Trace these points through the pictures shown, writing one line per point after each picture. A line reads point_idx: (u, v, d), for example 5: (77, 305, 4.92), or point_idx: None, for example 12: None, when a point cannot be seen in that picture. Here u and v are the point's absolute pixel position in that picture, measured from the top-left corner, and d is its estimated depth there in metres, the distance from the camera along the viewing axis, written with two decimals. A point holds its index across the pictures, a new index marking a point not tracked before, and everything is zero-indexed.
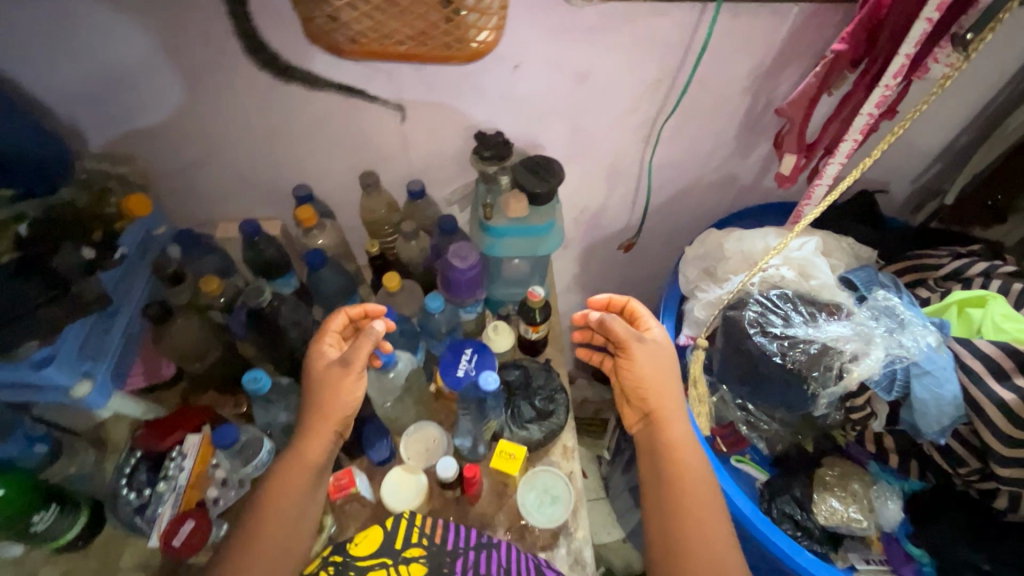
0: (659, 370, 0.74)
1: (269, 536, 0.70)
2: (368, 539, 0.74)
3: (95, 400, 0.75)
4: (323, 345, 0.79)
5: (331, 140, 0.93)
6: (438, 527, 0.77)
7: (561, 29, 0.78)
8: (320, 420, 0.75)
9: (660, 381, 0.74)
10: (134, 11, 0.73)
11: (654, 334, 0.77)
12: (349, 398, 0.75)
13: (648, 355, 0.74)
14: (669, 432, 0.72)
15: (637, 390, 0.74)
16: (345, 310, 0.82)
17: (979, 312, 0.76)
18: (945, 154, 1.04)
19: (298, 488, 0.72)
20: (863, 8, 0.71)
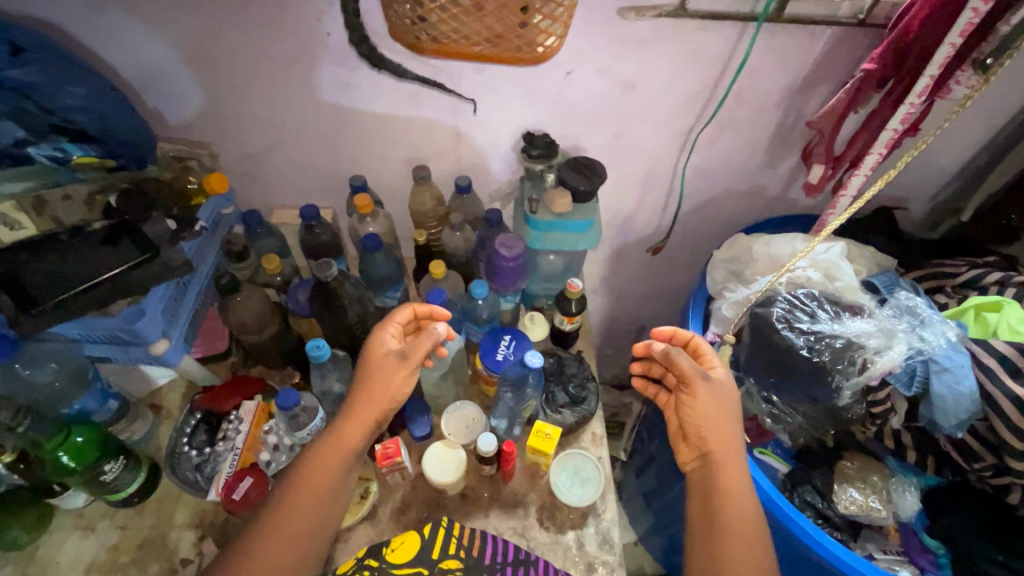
0: (723, 413, 0.77)
1: (293, 519, 0.73)
2: (405, 546, 0.75)
3: (171, 357, 0.81)
4: (383, 335, 0.83)
5: (390, 135, 1.00)
6: (476, 539, 0.78)
7: (614, 41, 0.85)
8: (364, 410, 0.78)
9: (722, 425, 0.77)
10: (228, 9, 0.81)
11: (718, 373, 0.81)
12: (397, 389, 0.80)
13: (710, 393, 0.78)
14: (731, 478, 0.75)
15: (695, 424, 0.78)
16: (412, 306, 0.87)
17: (995, 316, 0.81)
18: (963, 174, 1.10)
19: (331, 480, 0.76)
20: (892, 32, 0.78)
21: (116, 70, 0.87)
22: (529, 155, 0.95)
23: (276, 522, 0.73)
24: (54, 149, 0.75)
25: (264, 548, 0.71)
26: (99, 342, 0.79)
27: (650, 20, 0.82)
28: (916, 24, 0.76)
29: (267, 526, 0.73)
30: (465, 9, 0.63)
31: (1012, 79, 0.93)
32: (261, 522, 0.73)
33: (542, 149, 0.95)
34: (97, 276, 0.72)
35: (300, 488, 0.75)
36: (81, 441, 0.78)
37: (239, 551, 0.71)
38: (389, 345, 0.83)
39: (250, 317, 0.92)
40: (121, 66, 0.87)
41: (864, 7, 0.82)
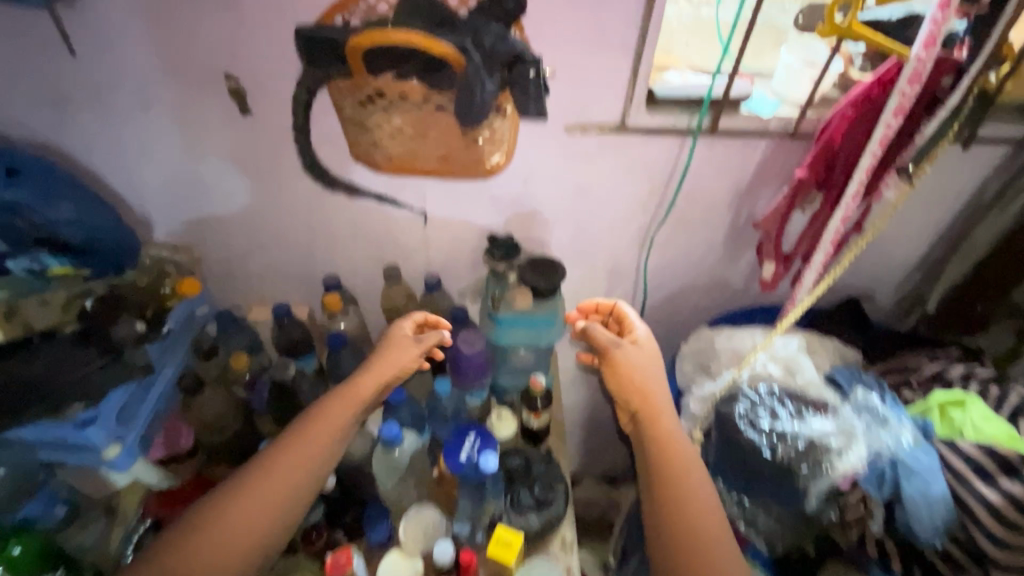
0: (642, 369, 0.82)
1: (310, 448, 0.76)
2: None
3: (121, 462, 0.81)
4: (401, 322, 0.92)
5: (361, 236, 1.06)
6: None
7: (564, 154, 0.92)
8: (380, 367, 0.85)
9: (644, 378, 0.81)
10: (212, 133, 0.90)
11: (637, 335, 0.87)
12: (408, 362, 0.88)
13: (632, 354, 0.83)
14: (665, 427, 0.77)
15: (631, 383, 0.81)
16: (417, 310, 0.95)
17: (960, 414, 0.79)
18: (922, 265, 1.13)
19: (342, 424, 0.80)
20: (819, 142, 0.84)
21: (110, 185, 0.96)
22: (492, 257, 1.00)
23: (284, 453, 0.76)
24: (32, 261, 0.83)
25: (273, 474, 0.74)
26: (49, 444, 0.79)
27: (596, 135, 0.90)
28: (838, 136, 0.82)
29: (273, 459, 0.75)
30: None
31: (948, 180, 0.98)
32: (268, 454, 0.76)
33: (508, 246, 1.00)
34: (73, 378, 0.75)
35: (315, 429, 0.78)
36: (15, 552, 0.77)
37: (247, 478, 0.74)
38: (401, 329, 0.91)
39: (211, 415, 0.93)
40: (114, 180, 0.95)
41: (791, 121, 0.89)
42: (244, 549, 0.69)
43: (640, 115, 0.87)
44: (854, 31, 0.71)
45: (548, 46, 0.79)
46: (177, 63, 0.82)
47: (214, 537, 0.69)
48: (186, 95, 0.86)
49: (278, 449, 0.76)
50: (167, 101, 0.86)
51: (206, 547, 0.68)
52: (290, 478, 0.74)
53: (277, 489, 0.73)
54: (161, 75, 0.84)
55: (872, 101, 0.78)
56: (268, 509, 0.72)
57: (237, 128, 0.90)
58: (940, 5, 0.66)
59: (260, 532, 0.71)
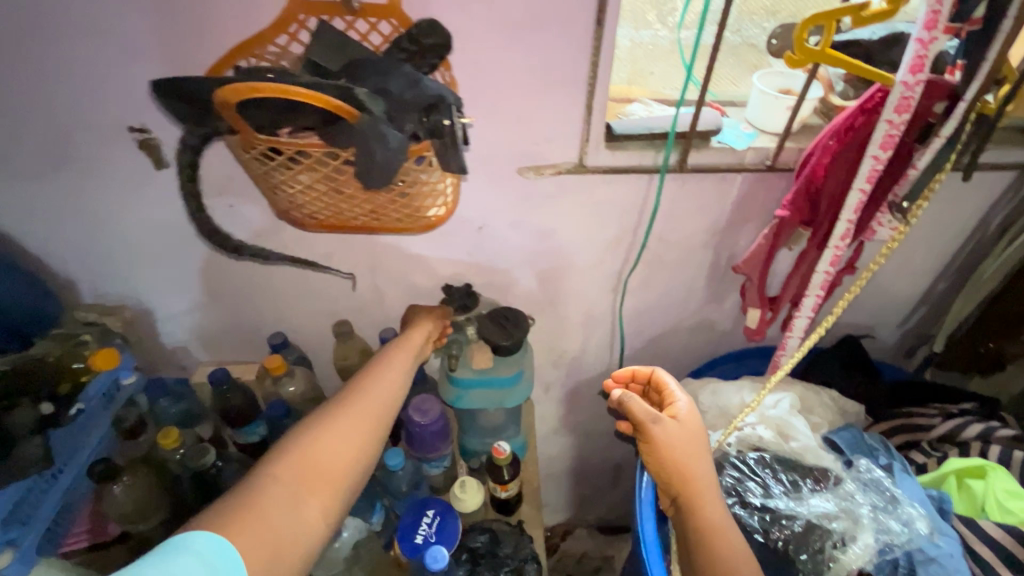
0: (689, 444, 0.65)
1: (385, 377, 0.72)
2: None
3: (14, 570, 0.70)
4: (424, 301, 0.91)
5: (309, 290, 0.97)
6: None
7: (521, 199, 0.84)
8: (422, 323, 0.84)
9: (697, 452, 0.65)
10: (131, 188, 0.82)
11: (679, 406, 0.69)
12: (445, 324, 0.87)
13: (676, 432, 0.65)
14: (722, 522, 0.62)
15: (676, 462, 0.64)
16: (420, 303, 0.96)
17: (980, 484, 0.69)
18: (925, 300, 1.03)
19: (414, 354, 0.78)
20: (800, 178, 0.75)
21: (25, 247, 0.88)
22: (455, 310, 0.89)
23: (369, 375, 0.72)
24: None
25: (363, 391, 0.70)
26: None
27: (552, 177, 0.81)
28: (822, 169, 0.73)
29: (364, 378, 0.72)
30: (326, 191, 0.59)
31: (946, 210, 0.89)
32: (351, 383, 0.71)
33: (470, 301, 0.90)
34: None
35: (394, 356, 0.76)
36: None
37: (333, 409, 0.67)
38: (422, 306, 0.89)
39: (129, 505, 0.81)
40: (30, 243, 0.87)
41: (769, 153, 0.81)
42: (352, 456, 0.64)
43: (598, 155, 0.79)
44: (829, 56, 0.62)
45: (488, 86, 0.72)
46: (82, 117, 0.75)
47: (317, 448, 0.62)
48: (97, 151, 0.78)
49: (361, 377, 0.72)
50: (77, 158, 0.79)
51: (309, 460, 0.61)
52: (383, 391, 0.71)
53: (375, 401, 0.69)
54: (66, 130, 0.76)
55: (856, 131, 0.69)
56: (369, 419, 0.67)
57: (157, 182, 0.82)
58: (924, 25, 0.57)
59: (365, 440, 0.65)
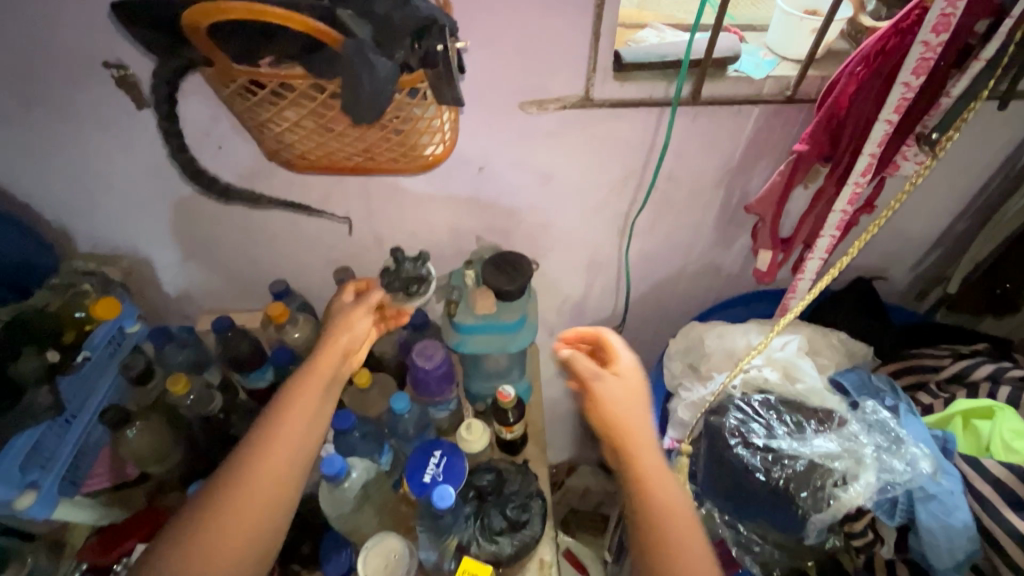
0: (635, 406, 0.64)
1: (288, 431, 0.63)
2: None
3: (37, 511, 0.72)
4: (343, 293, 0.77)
5: (306, 236, 0.95)
6: None
7: (522, 136, 0.79)
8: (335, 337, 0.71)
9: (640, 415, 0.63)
10: (114, 130, 0.79)
11: (620, 364, 0.68)
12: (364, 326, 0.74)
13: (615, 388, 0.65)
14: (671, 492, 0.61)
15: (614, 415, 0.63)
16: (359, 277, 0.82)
17: (987, 425, 0.68)
18: (943, 241, 0.99)
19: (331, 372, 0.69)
20: (821, 109, 0.70)
21: (14, 195, 0.85)
22: (405, 293, 0.81)
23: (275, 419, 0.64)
24: None
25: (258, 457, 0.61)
26: None
27: (556, 112, 0.76)
28: (845, 99, 0.68)
29: (270, 424, 0.63)
30: (315, 129, 0.56)
31: (974, 143, 0.84)
32: (250, 441, 0.62)
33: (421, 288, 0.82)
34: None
35: (299, 391, 0.65)
36: None
37: (220, 489, 0.59)
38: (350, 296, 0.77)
39: (144, 448, 0.84)
40: (17, 190, 0.85)
41: (789, 83, 0.75)
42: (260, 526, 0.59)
43: (605, 87, 0.74)
44: None
45: (485, 10, 0.66)
46: (53, 52, 0.70)
47: (219, 535, 0.57)
48: (73, 90, 0.74)
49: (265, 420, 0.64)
50: (54, 98, 0.75)
51: (205, 553, 0.56)
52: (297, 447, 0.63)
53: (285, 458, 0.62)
54: (37, 67, 0.71)
55: (886, 56, 0.64)
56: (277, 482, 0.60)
57: (139, 123, 0.78)
58: None
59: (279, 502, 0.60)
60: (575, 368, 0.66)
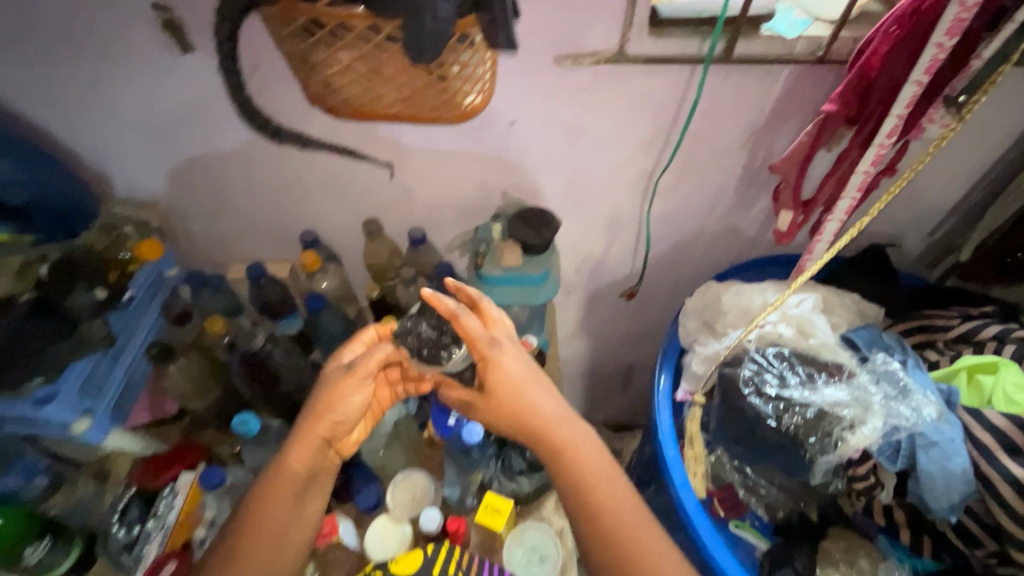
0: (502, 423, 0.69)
1: (267, 519, 0.68)
2: (408, 560, 0.81)
3: (92, 435, 0.78)
4: (343, 353, 0.77)
5: (337, 187, 0.97)
6: (473, 564, 0.82)
7: (555, 90, 0.81)
8: (314, 420, 0.72)
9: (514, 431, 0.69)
10: (156, 75, 0.80)
11: (486, 367, 0.69)
12: (349, 400, 0.73)
13: (493, 400, 0.69)
14: (597, 504, 0.65)
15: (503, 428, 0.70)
16: (373, 324, 0.79)
17: (990, 379, 0.72)
18: (960, 209, 1.01)
19: (311, 456, 0.71)
20: (852, 71, 0.71)
21: (55, 137, 0.87)
22: (418, 356, 0.74)
23: (259, 510, 0.68)
24: None
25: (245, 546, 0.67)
26: (14, 421, 0.75)
27: (590, 67, 0.78)
28: (877, 60, 0.69)
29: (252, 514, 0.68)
30: (365, 72, 0.58)
31: (999, 111, 0.85)
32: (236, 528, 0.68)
33: (435, 354, 0.73)
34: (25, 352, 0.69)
35: (276, 483, 0.69)
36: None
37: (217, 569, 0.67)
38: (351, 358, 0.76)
39: (187, 384, 0.90)
40: (58, 132, 0.87)
41: (822, 44, 0.76)
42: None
43: (640, 43, 0.75)
44: None
45: None
46: None
47: None
48: (117, 31, 0.75)
49: (251, 510, 0.69)
50: (99, 39, 0.76)
51: None
52: (271, 544, 0.68)
53: (266, 551, 0.67)
54: (83, 6, 0.72)
55: (922, 16, 0.64)
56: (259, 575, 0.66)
57: (180, 67, 0.79)
58: None
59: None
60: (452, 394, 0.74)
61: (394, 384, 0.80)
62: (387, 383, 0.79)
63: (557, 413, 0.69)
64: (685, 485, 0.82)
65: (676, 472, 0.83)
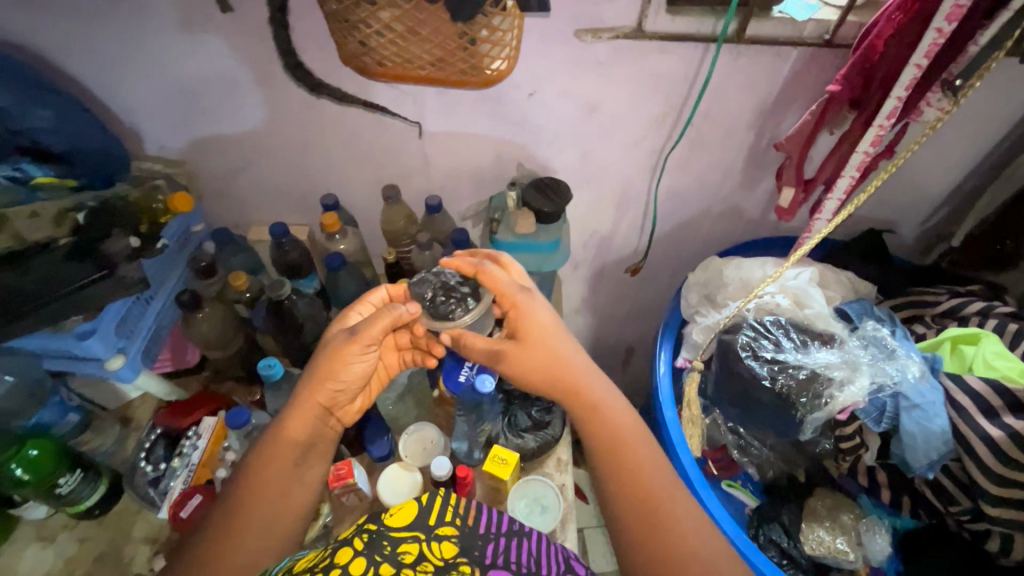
0: (534, 372, 0.72)
1: (267, 469, 0.67)
2: (404, 511, 0.61)
3: (125, 374, 0.83)
4: (349, 315, 0.80)
5: (359, 153, 1.01)
6: (471, 508, 0.65)
7: (575, 63, 0.85)
8: (317, 378, 0.73)
9: (548, 379, 0.71)
10: (194, 35, 0.84)
11: (518, 312, 0.75)
12: (353, 363, 0.74)
13: (531, 346, 0.72)
14: (632, 455, 0.66)
15: (533, 377, 0.72)
16: (386, 285, 0.83)
17: (972, 349, 0.78)
18: (954, 198, 1.05)
19: (310, 421, 0.72)
20: (857, 52, 0.75)
21: (92, 92, 0.91)
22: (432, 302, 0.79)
23: (253, 470, 0.68)
24: (13, 169, 0.79)
25: (246, 498, 0.65)
26: (56, 355, 0.81)
27: (609, 41, 0.82)
28: (881, 43, 0.73)
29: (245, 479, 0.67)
30: (402, 33, 0.63)
31: (996, 101, 0.89)
32: (236, 482, 0.67)
33: (445, 300, 0.79)
34: (62, 289, 0.74)
35: (279, 437, 0.70)
36: (35, 454, 0.78)
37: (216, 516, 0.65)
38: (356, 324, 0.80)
39: (211, 332, 0.94)
40: (96, 88, 0.90)
41: (829, 27, 0.80)
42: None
43: (658, 20, 0.79)
44: None
45: None
46: None
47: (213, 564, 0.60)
48: None
49: (245, 473, 0.68)
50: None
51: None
52: (268, 506, 0.66)
53: (265, 512, 0.65)
54: None
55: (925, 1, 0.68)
56: (258, 536, 0.64)
57: (217, 27, 0.83)
58: None
59: (262, 554, 0.63)
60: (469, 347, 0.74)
61: (402, 350, 0.84)
62: (396, 347, 0.83)
63: (585, 364, 0.73)
64: (683, 445, 0.87)
65: (673, 432, 0.87)
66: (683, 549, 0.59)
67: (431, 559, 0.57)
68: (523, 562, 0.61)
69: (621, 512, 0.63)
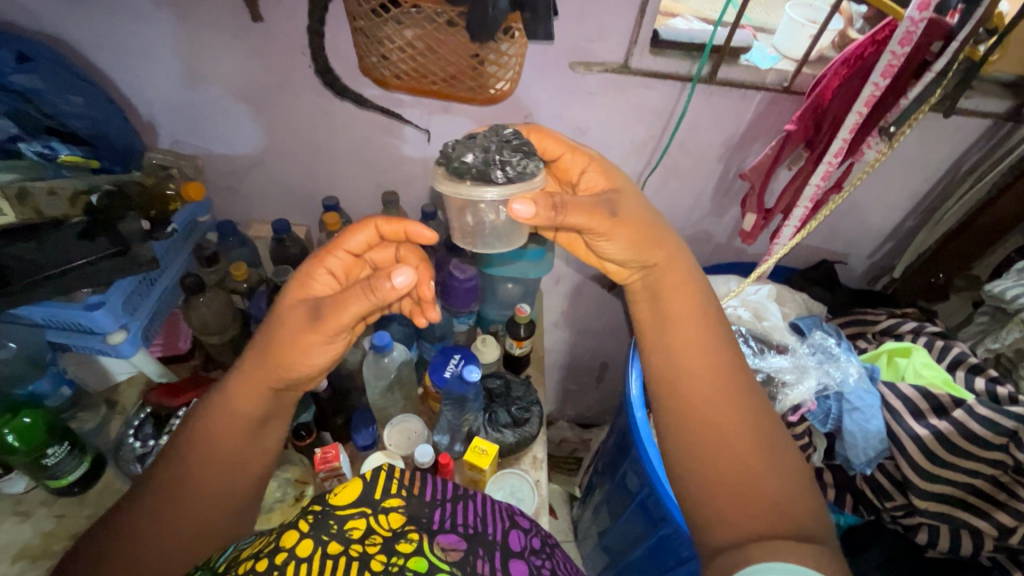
0: (641, 231, 0.67)
1: (214, 433, 0.68)
2: (348, 487, 0.55)
3: (125, 348, 0.87)
4: (317, 270, 0.76)
5: (363, 159, 1.08)
6: (416, 477, 0.60)
7: (569, 91, 0.95)
8: (268, 346, 0.70)
9: (642, 228, 0.67)
10: (221, 41, 0.90)
11: (587, 173, 0.73)
12: (309, 345, 0.70)
13: (630, 201, 0.68)
14: (706, 351, 0.67)
15: (631, 243, 0.67)
16: (377, 222, 0.79)
17: (904, 361, 0.92)
18: (896, 234, 1.18)
19: (265, 388, 0.71)
20: (809, 99, 0.87)
21: (116, 86, 0.96)
22: (500, 146, 0.67)
23: (209, 433, 0.69)
24: (43, 146, 0.84)
25: (200, 463, 0.67)
26: (59, 326, 0.85)
27: (598, 74, 0.92)
28: (829, 91, 0.85)
29: (193, 449, 0.68)
30: (422, 50, 0.71)
31: (928, 153, 1.02)
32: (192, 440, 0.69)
33: (514, 150, 0.68)
34: (59, 266, 0.78)
35: (223, 407, 0.70)
36: (28, 422, 0.81)
37: (178, 476, 0.67)
38: (321, 290, 0.75)
39: (210, 317, 0.98)
40: (117, 81, 0.95)
41: (787, 76, 0.93)
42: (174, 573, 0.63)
43: (642, 59, 0.90)
44: None
45: None
46: None
47: (177, 509, 0.65)
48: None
49: (195, 437, 0.69)
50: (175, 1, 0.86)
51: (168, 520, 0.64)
52: (224, 473, 0.68)
53: (224, 475, 0.68)
54: None
55: (864, 60, 0.81)
56: (220, 501, 0.67)
57: (243, 35, 0.90)
58: (919, 5, 0.67)
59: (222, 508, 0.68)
60: (577, 205, 0.62)
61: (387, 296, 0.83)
62: None
63: (671, 233, 0.70)
64: (646, 441, 0.95)
65: (642, 429, 0.95)
66: (754, 440, 0.63)
67: (379, 531, 0.52)
68: (470, 524, 0.57)
69: (692, 387, 0.65)
